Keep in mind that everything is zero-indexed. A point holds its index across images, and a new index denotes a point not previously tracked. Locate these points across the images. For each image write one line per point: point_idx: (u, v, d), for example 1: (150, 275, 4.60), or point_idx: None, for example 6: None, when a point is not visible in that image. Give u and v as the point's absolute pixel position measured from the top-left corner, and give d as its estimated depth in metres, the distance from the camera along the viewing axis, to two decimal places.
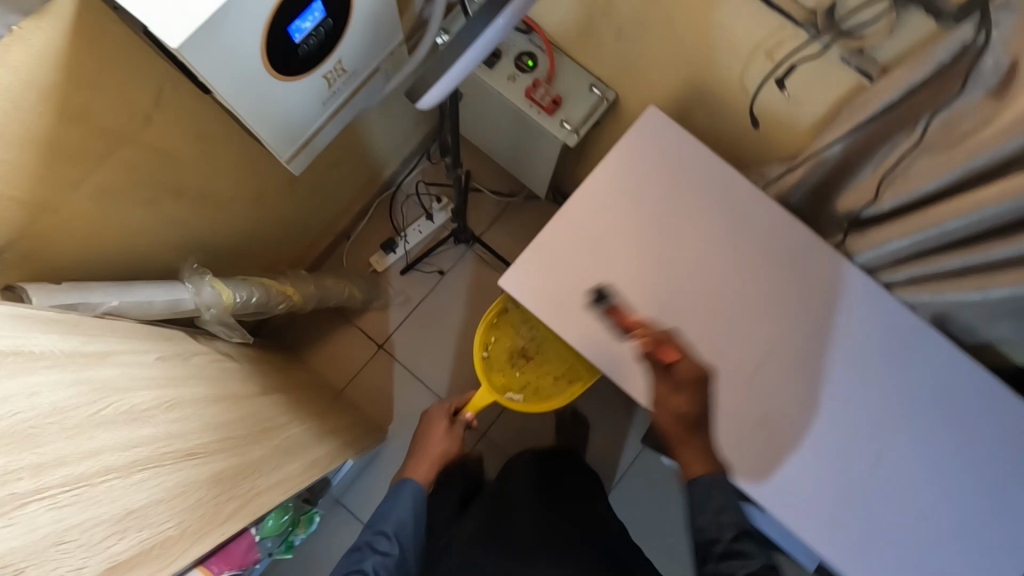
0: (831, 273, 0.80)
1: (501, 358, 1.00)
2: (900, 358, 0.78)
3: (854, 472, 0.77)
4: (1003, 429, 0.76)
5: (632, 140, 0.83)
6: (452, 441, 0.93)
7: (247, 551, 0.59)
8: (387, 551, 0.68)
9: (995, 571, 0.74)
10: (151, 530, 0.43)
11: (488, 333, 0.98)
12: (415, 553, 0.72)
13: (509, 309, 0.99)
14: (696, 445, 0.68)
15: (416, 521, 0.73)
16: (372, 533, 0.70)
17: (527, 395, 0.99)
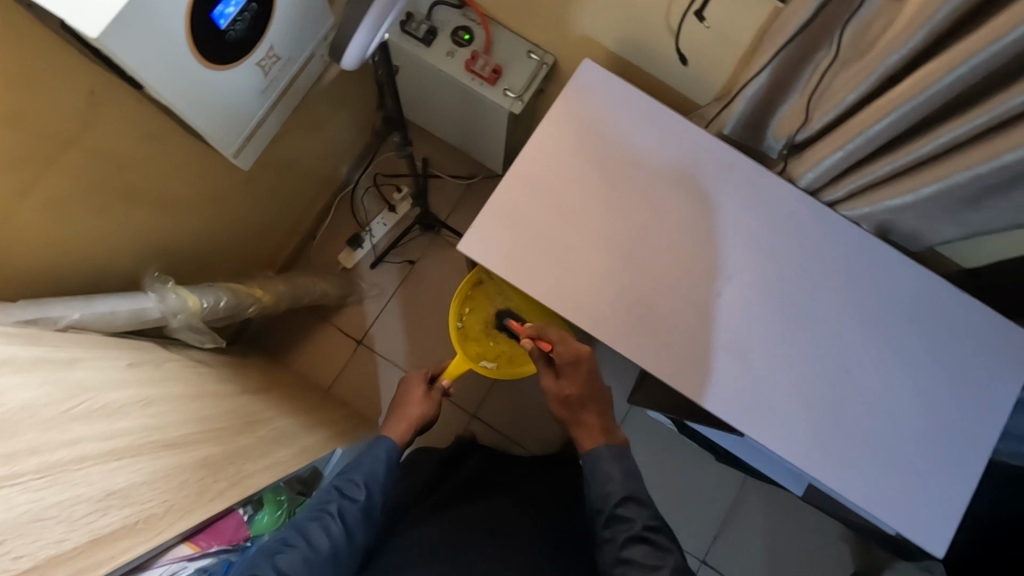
0: (784, 201, 0.79)
1: (475, 329, 1.01)
2: (844, 280, 0.79)
3: (827, 388, 0.77)
4: (954, 325, 0.78)
5: (572, 91, 0.80)
6: (430, 405, 0.95)
7: (237, 529, 0.72)
8: (354, 496, 0.75)
9: (967, 462, 0.76)
10: (133, 507, 0.52)
11: (463, 304, 1.01)
12: (383, 499, 0.78)
13: (483, 281, 1.01)
14: (590, 424, 0.78)
15: (389, 472, 0.79)
16: (343, 479, 0.76)
17: (499, 364, 1.00)
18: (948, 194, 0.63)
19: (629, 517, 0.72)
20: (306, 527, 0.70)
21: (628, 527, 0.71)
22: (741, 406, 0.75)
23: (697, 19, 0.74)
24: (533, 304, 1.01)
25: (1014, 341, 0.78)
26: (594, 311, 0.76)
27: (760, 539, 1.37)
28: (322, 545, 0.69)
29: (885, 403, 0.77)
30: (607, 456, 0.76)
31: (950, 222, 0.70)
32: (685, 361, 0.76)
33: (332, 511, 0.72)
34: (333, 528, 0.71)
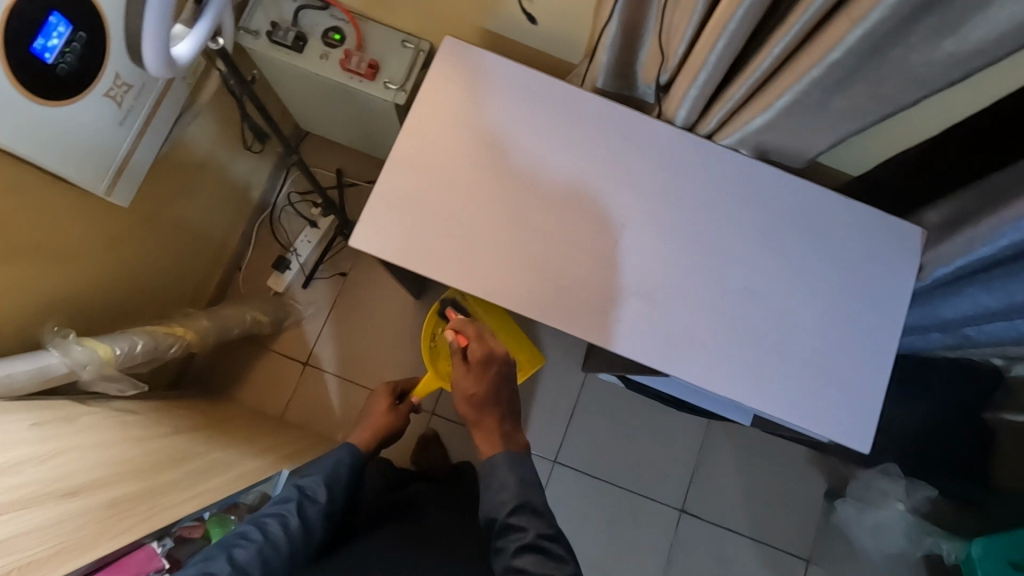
0: (664, 140, 0.81)
1: (447, 349, 1.05)
2: (735, 207, 0.81)
3: (736, 310, 0.79)
4: (847, 226, 0.81)
5: (438, 70, 0.81)
6: (394, 417, 1.10)
7: (148, 562, 0.66)
8: (315, 494, 0.87)
9: (879, 352, 0.79)
10: (38, 546, 0.52)
11: (435, 325, 1.04)
12: (344, 498, 0.91)
13: (455, 302, 1.05)
14: (485, 425, 0.83)
15: (347, 478, 0.92)
16: (304, 482, 0.88)
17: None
18: (798, 103, 0.66)
19: (523, 527, 0.75)
20: (269, 520, 0.80)
21: (521, 536, 0.74)
22: (657, 343, 0.77)
23: None
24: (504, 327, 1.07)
25: (905, 233, 0.80)
26: (501, 281, 0.77)
27: (733, 475, 1.40)
28: (283, 533, 0.79)
29: (795, 316, 0.79)
30: (504, 464, 0.80)
31: (814, 133, 0.73)
32: (597, 312, 0.77)
33: (294, 506, 0.83)
34: (295, 521, 0.81)
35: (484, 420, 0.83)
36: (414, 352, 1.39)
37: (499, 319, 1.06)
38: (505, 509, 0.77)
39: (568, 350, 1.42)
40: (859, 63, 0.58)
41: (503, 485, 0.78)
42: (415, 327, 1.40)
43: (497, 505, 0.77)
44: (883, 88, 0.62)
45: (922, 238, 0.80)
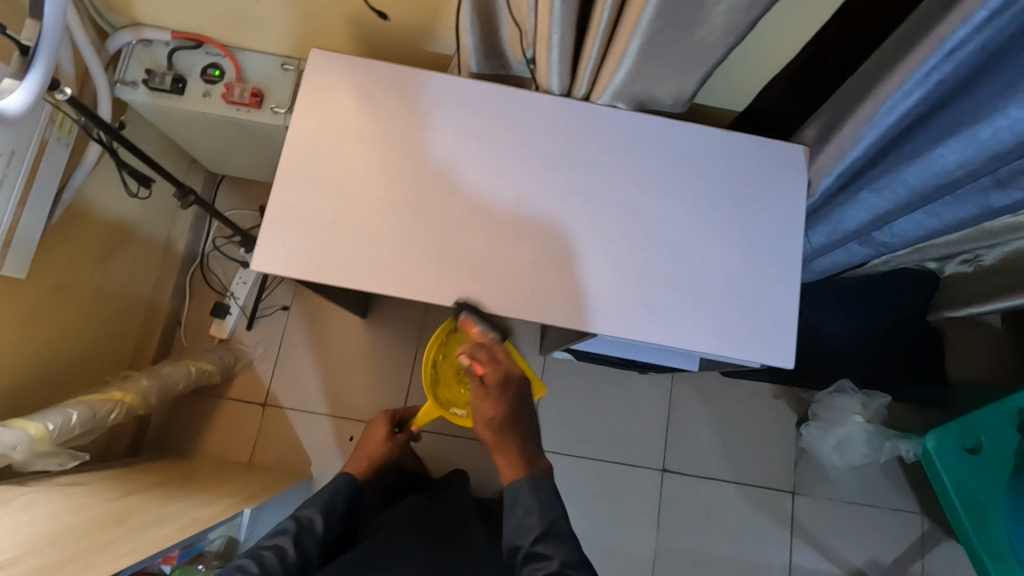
0: (543, 109, 0.84)
1: (448, 375, 0.99)
2: (626, 160, 0.83)
3: (644, 257, 0.81)
4: (733, 158, 0.84)
5: (310, 82, 0.81)
6: (389, 446, 1.13)
7: None
8: (314, 521, 0.89)
9: (786, 269, 0.81)
10: None
11: (436, 349, 0.97)
12: (339, 524, 0.93)
13: (461, 323, 0.96)
14: (506, 449, 0.81)
15: (341, 506, 0.94)
16: (303, 510, 0.90)
17: (473, 414, 0.98)
18: (648, 47, 0.68)
19: (547, 555, 0.75)
20: (271, 546, 0.83)
21: (546, 565, 0.74)
22: (572, 304, 0.79)
23: None
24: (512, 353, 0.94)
25: (788, 154, 0.83)
26: (412, 276, 0.78)
27: (706, 425, 1.42)
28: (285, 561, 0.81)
29: (702, 252, 0.81)
30: (526, 490, 0.79)
31: (678, 75, 0.76)
32: (510, 285, 0.78)
33: (294, 535, 0.86)
34: (294, 552, 0.83)
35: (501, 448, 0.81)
36: (372, 370, 1.38)
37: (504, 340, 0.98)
38: (529, 537, 0.76)
39: (522, 336, 1.43)
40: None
41: (529, 509, 0.78)
42: (369, 345, 1.39)
43: (517, 532, 0.77)
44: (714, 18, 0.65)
45: (804, 154, 0.84)
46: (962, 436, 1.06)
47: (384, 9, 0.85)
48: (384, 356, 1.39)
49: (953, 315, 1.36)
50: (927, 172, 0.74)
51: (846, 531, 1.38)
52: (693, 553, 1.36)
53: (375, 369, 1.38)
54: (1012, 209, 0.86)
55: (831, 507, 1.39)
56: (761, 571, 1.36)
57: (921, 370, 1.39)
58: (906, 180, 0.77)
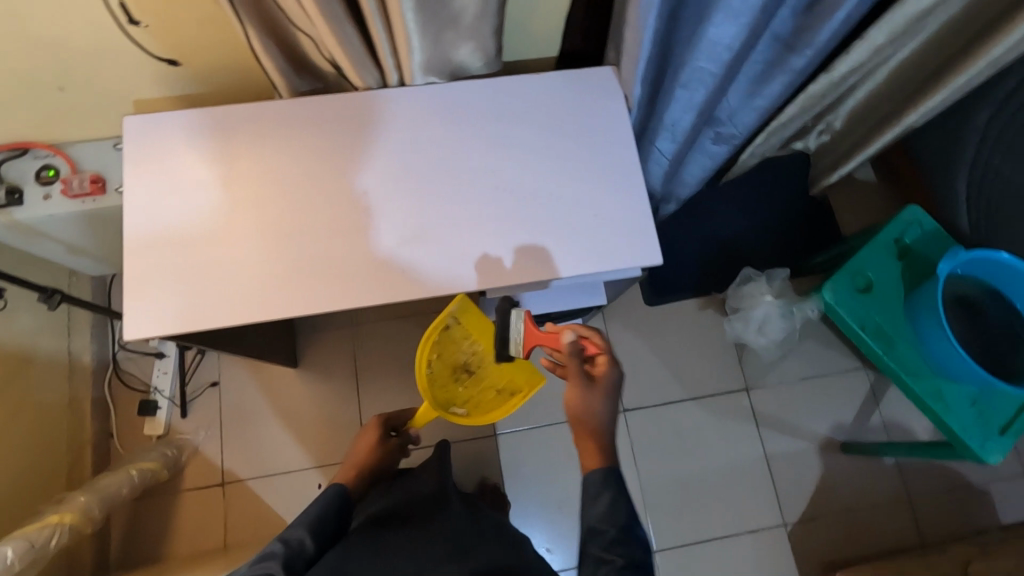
0: (365, 103, 0.86)
1: (443, 374, 0.96)
2: (457, 126, 0.87)
3: (501, 207, 0.84)
4: (553, 95, 0.89)
5: (132, 150, 0.82)
6: (379, 452, 1.10)
7: None
8: (303, 541, 0.86)
9: (632, 177, 0.87)
10: None
11: (431, 349, 0.92)
12: (328, 538, 0.90)
13: (450, 325, 0.93)
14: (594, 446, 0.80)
15: (331, 519, 0.91)
16: (293, 530, 0.87)
17: (472, 408, 0.97)
18: (423, 17, 0.73)
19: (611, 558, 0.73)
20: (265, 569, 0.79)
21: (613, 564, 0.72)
22: (448, 272, 0.82)
23: (141, 27, 0.78)
24: (502, 351, 0.96)
25: (599, 78, 0.90)
26: (289, 293, 0.79)
27: (650, 355, 1.48)
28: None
29: (552, 186, 0.85)
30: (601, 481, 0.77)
31: (471, 35, 0.80)
32: (386, 273, 0.81)
33: (284, 557, 0.82)
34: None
35: (585, 432, 0.80)
36: (319, 413, 1.38)
37: (497, 342, 0.95)
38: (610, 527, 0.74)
39: None
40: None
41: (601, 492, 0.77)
42: (308, 391, 1.39)
43: (601, 518, 0.75)
44: None
45: (612, 74, 0.90)
46: (853, 278, 1.13)
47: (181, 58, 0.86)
48: (326, 396, 1.39)
49: (829, 182, 1.46)
50: (714, 53, 0.81)
51: (805, 408, 1.45)
52: (677, 475, 1.41)
53: (323, 412, 1.38)
54: (811, 66, 0.94)
55: (785, 391, 1.46)
56: (744, 470, 1.41)
57: (815, 241, 1.49)
58: (702, 66, 0.84)
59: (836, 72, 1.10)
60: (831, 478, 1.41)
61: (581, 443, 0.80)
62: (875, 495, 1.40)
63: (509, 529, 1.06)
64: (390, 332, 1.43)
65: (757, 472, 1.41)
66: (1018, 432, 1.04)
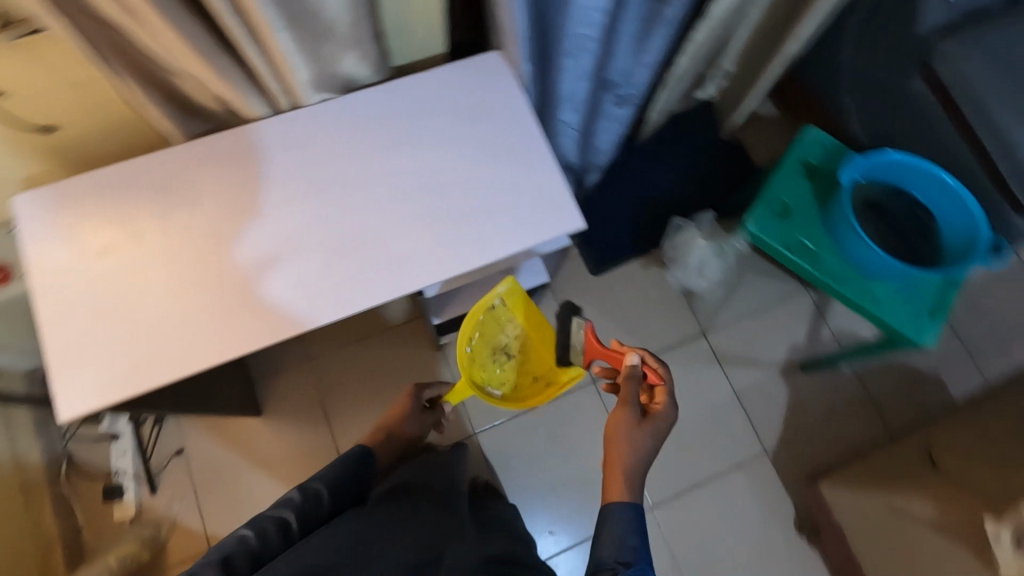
0: (261, 132, 0.86)
1: (483, 354, 1.00)
2: (358, 136, 0.87)
3: (419, 205, 0.85)
4: (446, 88, 0.90)
5: (26, 228, 0.79)
6: (407, 420, 1.12)
7: None
8: (320, 494, 0.90)
9: (540, 149, 0.89)
10: None
11: (473, 328, 0.97)
12: (346, 491, 0.94)
13: (495, 305, 0.98)
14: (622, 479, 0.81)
15: (349, 475, 0.95)
16: (313, 481, 0.91)
17: (507, 391, 1.02)
18: (296, 31, 0.73)
19: None
20: (278, 516, 0.84)
21: None
22: (380, 278, 0.82)
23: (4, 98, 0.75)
24: (543, 341, 1.04)
25: (488, 63, 0.91)
26: (222, 333, 0.78)
27: (607, 321, 1.51)
28: (285, 533, 0.83)
29: (464, 175, 0.87)
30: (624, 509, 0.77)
31: (350, 44, 0.80)
32: (318, 294, 0.80)
33: (298, 509, 0.86)
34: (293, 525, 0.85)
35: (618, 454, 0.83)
36: (294, 455, 1.35)
37: (540, 328, 1.02)
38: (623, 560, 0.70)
39: (411, 342, 1.44)
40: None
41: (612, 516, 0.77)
42: (277, 435, 1.36)
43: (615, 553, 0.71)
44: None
45: (499, 57, 0.92)
46: (770, 204, 1.19)
47: (55, 122, 0.83)
48: (298, 436, 1.36)
49: (736, 122, 1.51)
50: (587, 18, 0.83)
51: (760, 338, 1.52)
52: None
53: (297, 453, 1.35)
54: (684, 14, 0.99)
55: (737, 326, 1.52)
56: (717, 409, 1.47)
57: (734, 181, 1.55)
58: (581, 33, 0.86)
59: (714, 16, 1.15)
60: (797, 397, 1.48)
61: (611, 466, 0.82)
62: (842, 405, 1.47)
63: (516, 530, 1.03)
64: (348, 358, 1.42)
65: (730, 409, 1.47)
66: (944, 310, 1.12)
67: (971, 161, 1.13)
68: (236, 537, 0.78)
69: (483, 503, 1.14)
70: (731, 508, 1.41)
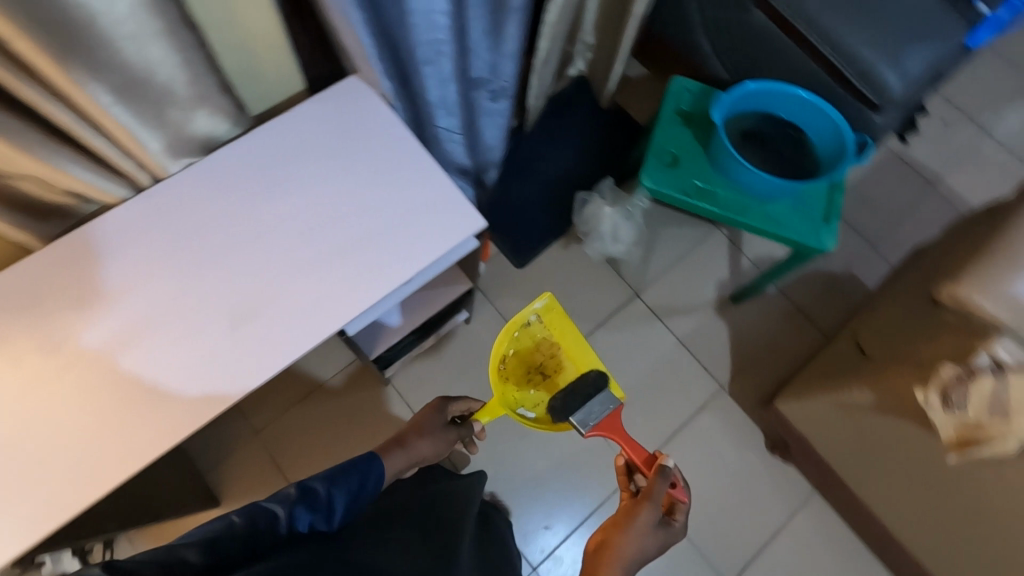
0: (128, 216, 0.81)
1: (517, 370, 1.07)
2: (233, 194, 0.84)
3: (314, 247, 0.83)
4: (311, 124, 0.88)
5: None
6: (432, 439, 1.10)
7: None
8: (318, 497, 0.77)
9: (422, 161, 0.88)
10: None
11: (508, 342, 1.06)
12: (349, 502, 0.82)
13: (531, 321, 1.07)
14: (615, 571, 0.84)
15: (354, 484, 0.84)
16: (313, 483, 0.80)
17: (540, 413, 1.05)
18: (130, 103, 0.70)
19: None
20: (268, 507, 0.72)
21: None
22: (294, 331, 0.80)
23: None
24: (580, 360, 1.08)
25: (348, 89, 0.91)
26: (145, 431, 0.74)
27: None
28: (275, 528, 0.69)
29: (352, 205, 0.85)
30: None
31: (193, 105, 0.77)
32: (234, 364, 0.77)
33: (294, 505, 0.74)
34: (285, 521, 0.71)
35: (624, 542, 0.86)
36: None
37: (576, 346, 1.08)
38: None
39: (359, 384, 1.40)
40: (84, 52, 0.61)
41: None
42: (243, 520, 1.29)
43: None
44: (150, 57, 0.66)
45: (357, 81, 0.91)
46: (659, 157, 1.24)
47: None
48: None
49: (611, 89, 1.56)
50: (430, 26, 0.82)
51: (689, 284, 1.58)
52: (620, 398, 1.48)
53: None
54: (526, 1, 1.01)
55: (665, 278, 1.58)
56: (668, 361, 1.51)
57: (623, 145, 1.60)
58: (432, 40, 0.85)
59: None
60: (737, 329, 1.55)
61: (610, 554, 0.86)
62: (778, 324, 1.55)
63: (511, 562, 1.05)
64: (297, 418, 1.36)
65: (679, 357, 1.52)
66: (836, 213, 1.20)
67: (820, 73, 1.22)
68: (219, 522, 0.67)
69: (492, 539, 1.08)
70: (706, 449, 1.46)
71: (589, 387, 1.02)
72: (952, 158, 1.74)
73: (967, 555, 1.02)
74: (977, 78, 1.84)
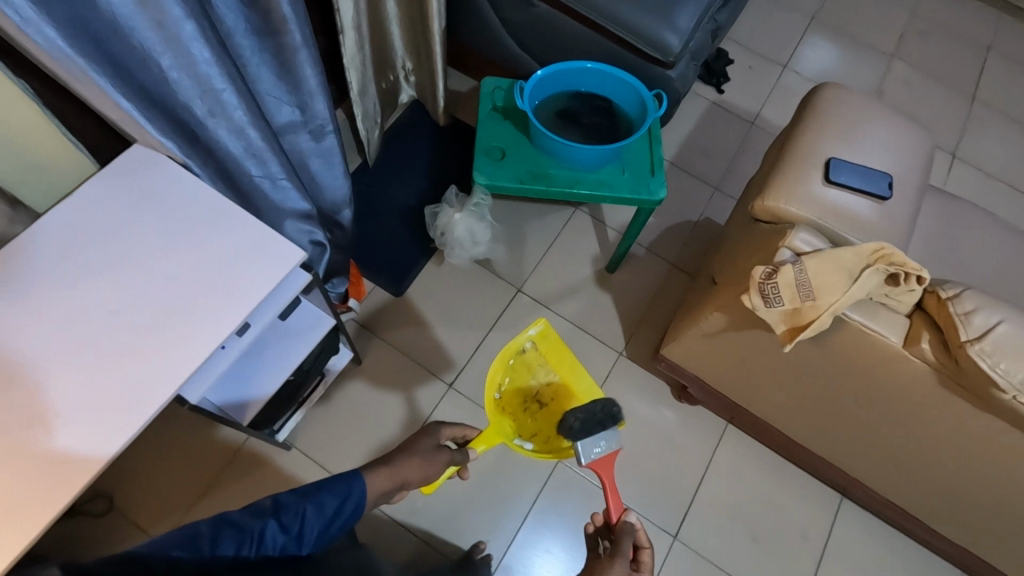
0: None
1: (513, 399, 1.16)
2: (29, 290, 0.80)
3: (131, 320, 0.80)
4: (104, 200, 0.86)
5: None
6: (431, 463, 0.98)
7: None
8: (290, 524, 0.69)
9: (228, 209, 0.89)
10: None
11: (505, 371, 1.18)
12: (327, 526, 0.73)
13: (526, 348, 1.20)
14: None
15: (338, 503, 0.74)
16: (292, 502, 0.71)
17: (538, 442, 1.12)
18: None
19: None
20: (238, 520, 0.65)
21: None
22: (127, 408, 0.76)
23: None
24: (572, 386, 1.21)
25: (136, 159, 0.90)
26: None
27: (434, 326, 1.52)
28: (243, 551, 0.64)
29: (163, 269, 0.84)
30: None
31: None
32: (65, 460, 0.73)
33: (267, 522, 0.67)
34: (253, 545, 0.65)
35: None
36: None
37: (568, 371, 1.22)
38: None
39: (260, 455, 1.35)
40: None
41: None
42: None
43: None
44: None
45: (145, 148, 0.91)
46: (489, 154, 1.29)
47: None
48: None
49: (442, 107, 1.63)
50: (197, 77, 0.83)
51: (564, 266, 1.63)
52: None
53: None
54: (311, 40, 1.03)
55: (541, 267, 1.63)
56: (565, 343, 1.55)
57: (468, 156, 1.66)
58: (207, 92, 0.86)
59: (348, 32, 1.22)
60: (620, 295, 1.61)
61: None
62: (656, 280, 1.63)
63: None
64: (200, 510, 1.28)
65: (574, 337, 1.56)
66: (659, 164, 1.28)
67: (611, 46, 1.33)
68: (183, 533, 0.60)
69: None
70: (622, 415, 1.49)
71: (601, 415, 0.99)
72: (765, 97, 1.93)
73: (853, 437, 1.09)
74: (766, 26, 2.06)
